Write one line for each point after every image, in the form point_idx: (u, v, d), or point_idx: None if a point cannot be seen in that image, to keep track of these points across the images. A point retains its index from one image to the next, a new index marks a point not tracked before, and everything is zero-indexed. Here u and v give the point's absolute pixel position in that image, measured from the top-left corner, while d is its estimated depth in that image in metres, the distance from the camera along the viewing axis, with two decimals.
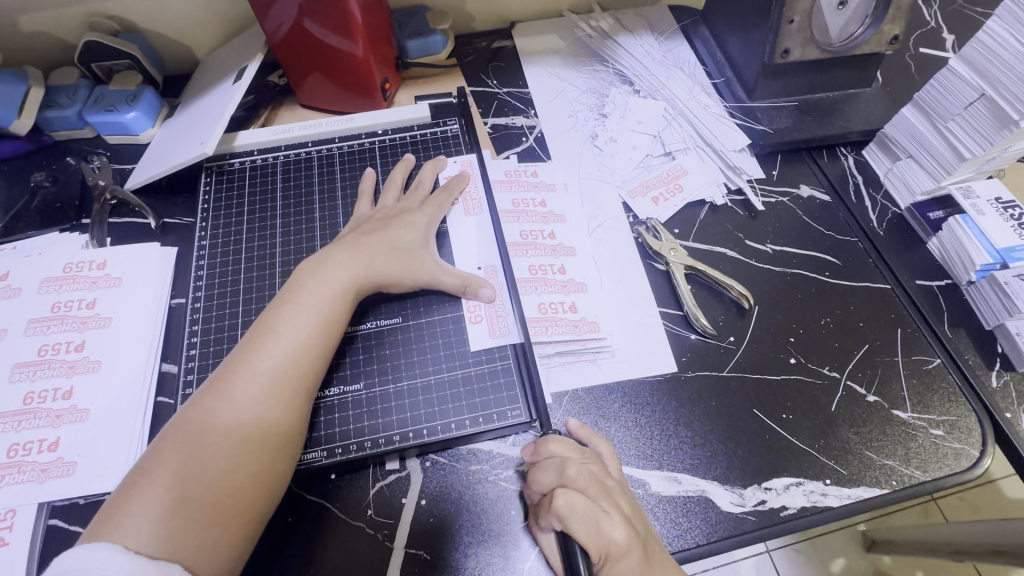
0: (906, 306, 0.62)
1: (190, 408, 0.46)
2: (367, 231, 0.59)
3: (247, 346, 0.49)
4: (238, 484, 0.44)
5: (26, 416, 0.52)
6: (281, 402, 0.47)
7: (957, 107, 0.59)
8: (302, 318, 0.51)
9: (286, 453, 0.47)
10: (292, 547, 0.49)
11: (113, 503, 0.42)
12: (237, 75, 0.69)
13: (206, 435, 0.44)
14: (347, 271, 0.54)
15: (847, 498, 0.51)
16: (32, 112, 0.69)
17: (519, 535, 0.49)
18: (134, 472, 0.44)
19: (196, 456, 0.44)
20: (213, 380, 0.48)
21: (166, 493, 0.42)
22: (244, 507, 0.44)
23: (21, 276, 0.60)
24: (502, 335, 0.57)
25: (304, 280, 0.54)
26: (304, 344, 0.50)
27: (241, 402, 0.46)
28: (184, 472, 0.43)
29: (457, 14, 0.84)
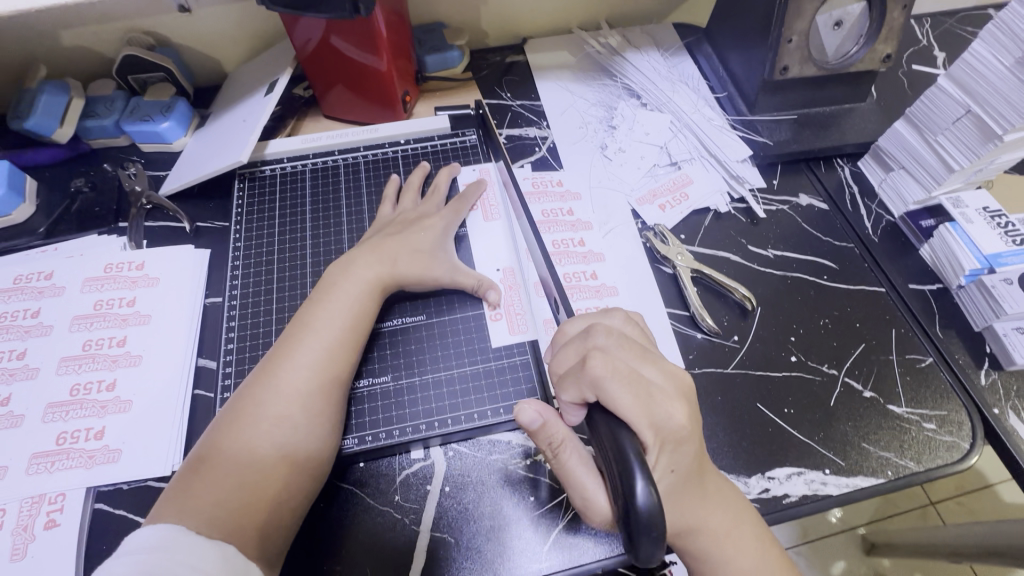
0: (900, 308, 0.65)
1: (238, 400, 0.50)
2: (392, 233, 0.63)
3: (286, 342, 0.53)
4: (284, 468, 0.47)
5: (73, 407, 0.56)
6: (319, 392, 0.51)
7: (945, 122, 0.63)
8: (335, 314, 0.54)
9: (326, 439, 0.50)
10: (327, 530, 0.52)
11: (175, 487, 0.46)
12: (268, 87, 0.73)
13: (254, 424, 0.48)
14: (373, 270, 0.58)
15: (846, 486, 0.55)
16: (72, 122, 0.73)
17: (538, 519, 0.52)
18: (192, 461, 0.47)
19: (245, 444, 0.47)
20: (257, 375, 0.52)
21: (221, 477, 0.46)
22: (290, 489, 0.47)
23: (64, 276, 0.63)
24: (521, 333, 0.61)
25: (336, 280, 0.58)
26: (337, 338, 0.53)
27: (285, 394, 0.50)
28: (237, 458, 0.47)
29: (473, 31, 0.88)
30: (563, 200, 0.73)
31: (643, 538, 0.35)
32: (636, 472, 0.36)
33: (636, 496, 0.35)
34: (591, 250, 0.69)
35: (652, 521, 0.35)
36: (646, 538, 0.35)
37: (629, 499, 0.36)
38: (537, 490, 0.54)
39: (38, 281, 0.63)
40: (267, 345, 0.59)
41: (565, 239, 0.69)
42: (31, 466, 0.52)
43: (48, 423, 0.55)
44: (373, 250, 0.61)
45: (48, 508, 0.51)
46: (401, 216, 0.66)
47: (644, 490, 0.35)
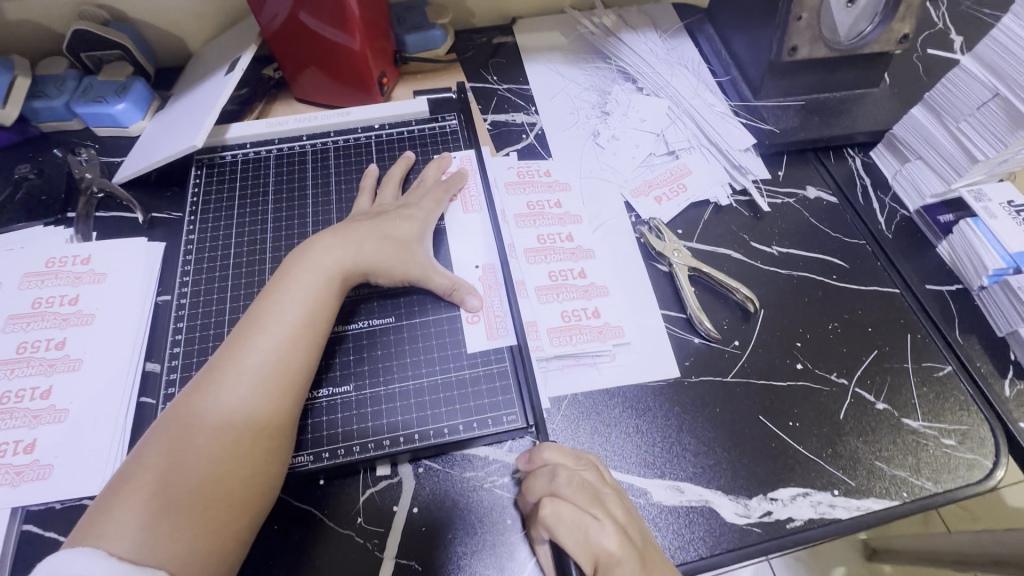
0: (916, 311, 0.60)
1: (175, 407, 0.44)
2: (362, 220, 0.57)
3: (234, 342, 0.47)
4: (229, 483, 0.42)
5: (2, 416, 0.50)
6: (271, 397, 0.45)
7: (969, 107, 0.57)
8: (289, 310, 0.49)
9: (278, 448, 0.45)
10: (279, 552, 0.47)
11: (95, 509, 0.39)
12: (230, 66, 0.67)
13: (194, 435, 0.42)
14: (333, 259, 0.52)
15: (856, 509, 0.49)
16: (17, 102, 0.66)
17: (515, 546, 0.47)
18: (115, 479, 0.41)
19: (182, 457, 0.42)
20: (197, 380, 0.45)
21: (149, 495, 0.40)
22: (236, 508, 0.42)
23: (1, 271, 0.58)
24: (500, 337, 0.56)
25: (295, 271, 0.51)
26: (292, 337, 0.48)
27: (228, 401, 0.44)
28: (171, 473, 0.41)
29: (457, 9, 0.82)
30: (550, 190, 0.67)
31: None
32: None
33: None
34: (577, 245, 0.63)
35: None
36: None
37: None
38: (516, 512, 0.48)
39: None
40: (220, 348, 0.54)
41: (552, 233, 0.63)
42: None
43: None
44: (338, 235, 0.54)
45: None
46: (369, 208, 0.60)
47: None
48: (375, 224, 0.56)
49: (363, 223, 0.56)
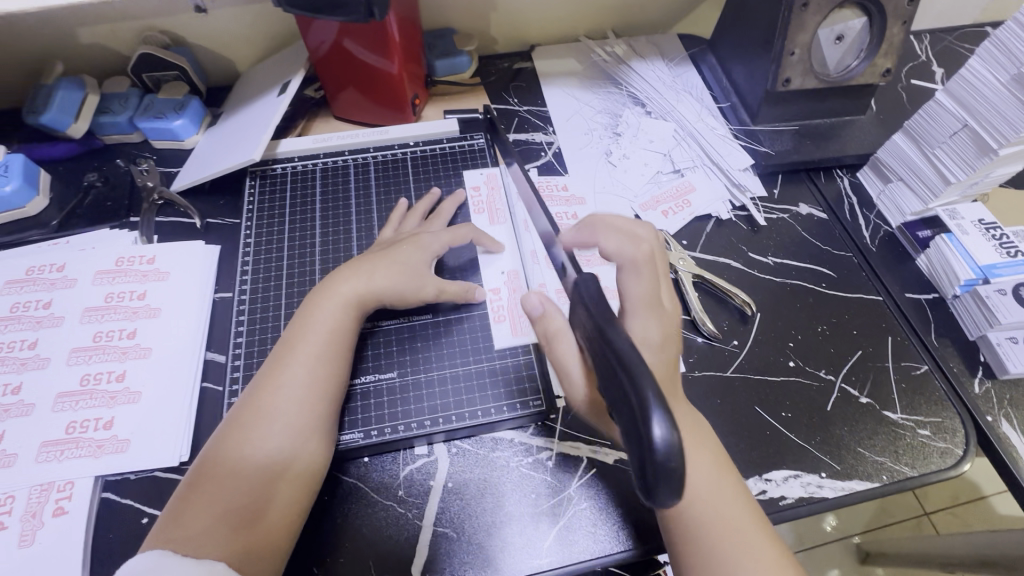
0: (896, 316, 0.67)
1: (225, 424, 0.51)
2: (375, 253, 0.61)
3: (272, 363, 0.54)
4: (272, 488, 0.48)
5: (83, 397, 0.56)
6: (303, 412, 0.51)
7: (942, 136, 0.65)
8: (315, 333, 0.54)
9: (311, 455, 0.50)
10: (323, 544, 0.52)
11: (167, 514, 0.46)
12: (281, 88, 0.75)
13: (240, 448, 0.49)
14: (350, 286, 0.57)
15: (841, 490, 0.56)
16: (87, 118, 0.74)
17: (539, 516, 0.53)
18: (182, 489, 0.48)
19: (235, 468, 0.48)
20: (244, 399, 0.52)
21: (207, 503, 0.46)
22: (281, 508, 0.48)
23: (76, 268, 0.64)
24: (524, 335, 0.62)
25: (320, 296, 0.57)
26: (321, 355, 0.54)
27: (269, 416, 0.50)
28: (225, 482, 0.47)
29: (482, 37, 0.90)
30: (568, 204, 0.74)
31: (662, 485, 0.29)
32: (656, 406, 0.29)
33: (653, 437, 0.29)
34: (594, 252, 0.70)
35: (671, 463, 0.29)
36: (665, 487, 0.29)
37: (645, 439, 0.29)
38: (540, 487, 0.54)
39: (50, 273, 0.64)
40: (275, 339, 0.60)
41: None
42: (41, 454, 0.53)
43: (58, 413, 0.55)
44: (353, 268, 0.59)
45: (57, 496, 0.51)
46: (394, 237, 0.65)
47: (662, 432, 0.29)
48: (388, 257, 0.60)
49: (378, 255, 0.60)
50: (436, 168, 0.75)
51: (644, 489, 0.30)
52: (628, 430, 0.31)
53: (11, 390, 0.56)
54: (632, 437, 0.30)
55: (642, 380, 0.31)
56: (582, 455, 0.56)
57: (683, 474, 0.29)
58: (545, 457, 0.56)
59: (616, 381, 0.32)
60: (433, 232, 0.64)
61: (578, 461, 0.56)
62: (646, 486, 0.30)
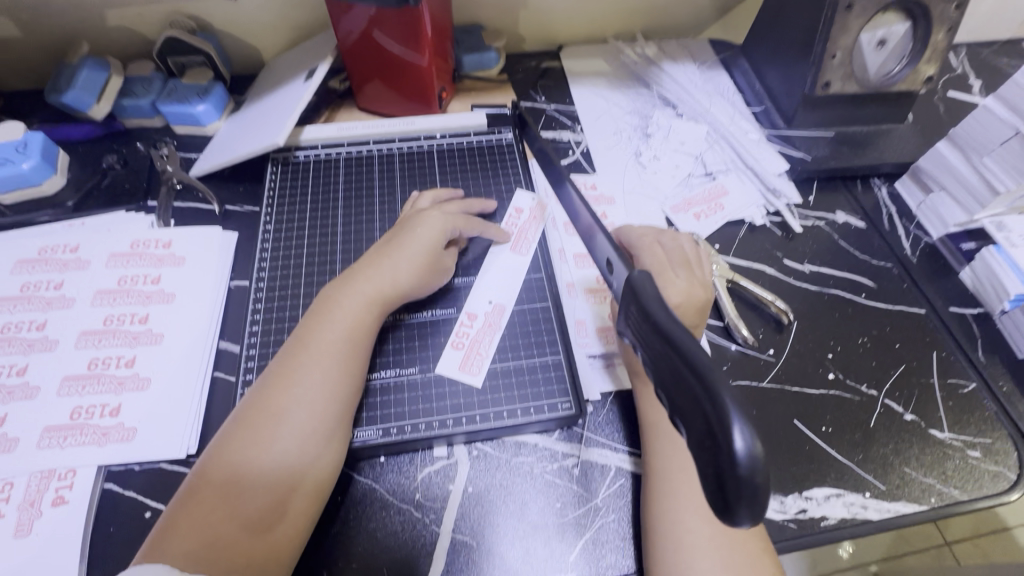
0: (941, 330, 0.63)
1: (233, 423, 0.48)
2: (388, 240, 0.59)
3: (289, 360, 0.51)
4: (284, 495, 0.45)
5: (90, 382, 0.54)
6: (319, 413, 0.48)
7: (992, 143, 0.62)
8: (334, 329, 0.52)
9: (325, 460, 0.47)
10: (329, 552, 0.48)
11: (170, 517, 0.44)
12: (307, 74, 0.73)
13: (253, 449, 0.46)
14: (369, 284, 0.55)
15: (887, 512, 0.52)
16: (109, 100, 0.73)
17: (565, 527, 0.50)
18: (185, 491, 0.45)
19: (242, 471, 0.45)
20: (256, 397, 0.49)
21: (215, 506, 0.44)
22: (291, 517, 0.45)
23: (90, 250, 0.62)
24: (469, 373, 0.56)
25: (339, 293, 0.55)
26: (339, 353, 0.51)
27: (282, 416, 0.47)
28: (232, 485, 0.45)
29: (510, 34, 0.89)
30: (597, 203, 0.72)
31: (745, 504, 0.27)
32: (735, 415, 0.27)
33: (733, 450, 0.26)
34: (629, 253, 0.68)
35: (755, 479, 0.26)
36: (748, 506, 0.27)
37: (726, 448, 0.27)
38: (567, 496, 0.51)
39: (63, 254, 0.62)
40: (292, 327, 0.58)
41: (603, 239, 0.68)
42: (43, 439, 0.51)
43: (63, 397, 0.53)
44: (371, 263, 0.57)
45: (58, 484, 0.49)
46: (402, 216, 0.64)
47: (747, 444, 0.26)
48: (400, 246, 0.58)
49: (394, 243, 0.58)
50: (463, 161, 0.73)
51: (719, 506, 0.28)
52: (700, 440, 0.29)
53: (16, 372, 0.54)
54: (706, 448, 0.28)
55: (717, 388, 0.28)
56: (611, 463, 0.53)
57: (767, 491, 0.27)
58: (572, 464, 0.53)
59: (683, 385, 0.30)
60: (442, 213, 0.61)
61: (606, 469, 0.53)
62: (723, 502, 0.27)
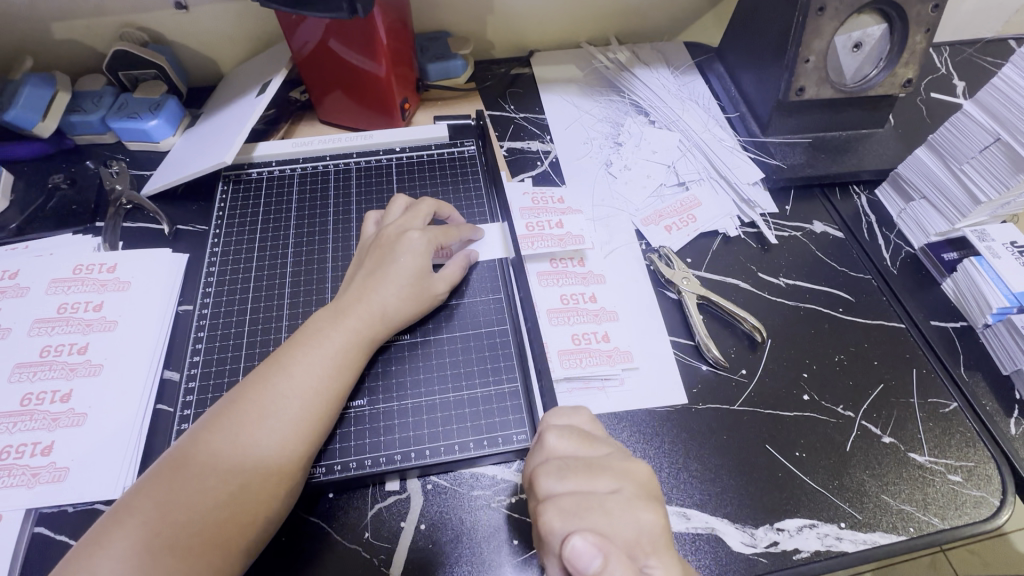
0: (921, 346, 0.61)
1: (186, 442, 0.45)
2: (371, 269, 0.55)
3: (256, 383, 0.48)
4: (227, 531, 0.42)
5: (23, 418, 0.51)
6: (280, 449, 0.45)
7: (971, 150, 0.59)
8: (317, 364, 0.49)
9: (280, 497, 0.44)
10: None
11: (93, 542, 0.40)
12: (261, 88, 0.70)
13: (205, 477, 0.43)
14: (359, 318, 0.52)
15: (863, 544, 0.49)
16: (56, 117, 0.70)
17: (522, 566, 0.47)
18: (119, 510, 0.42)
19: (186, 499, 0.42)
20: (217, 417, 0.46)
21: (150, 535, 0.40)
22: (228, 553, 0.42)
23: (30, 276, 0.60)
24: (421, 404, 0.53)
25: (327, 322, 0.52)
26: (315, 387, 0.48)
27: (244, 447, 0.44)
28: (173, 516, 0.41)
29: (478, 41, 0.86)
30: (585, 283, 0.64)
31: None
32: None
33: None
34: (605, 288, 0.63)
35: None
36: None
37: None
38: (524, 532, 0.49)
39: (1, 281, 0.59)
40: (245, 372, 0.54)
41: (581, 276, 0.64)
42: None
43: None
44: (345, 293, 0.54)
45: None
46: (380, 236, 0.58)
47: None
48: (385, 275, 0.54)
49: (375, 276, 0.54)
50: (424, 175, 0.70)
51: None
52: None
53: None
54: None
55: None
56: None
57: None
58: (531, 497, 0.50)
59: None
60: (423, 232, 0.57)
61: None
62: None
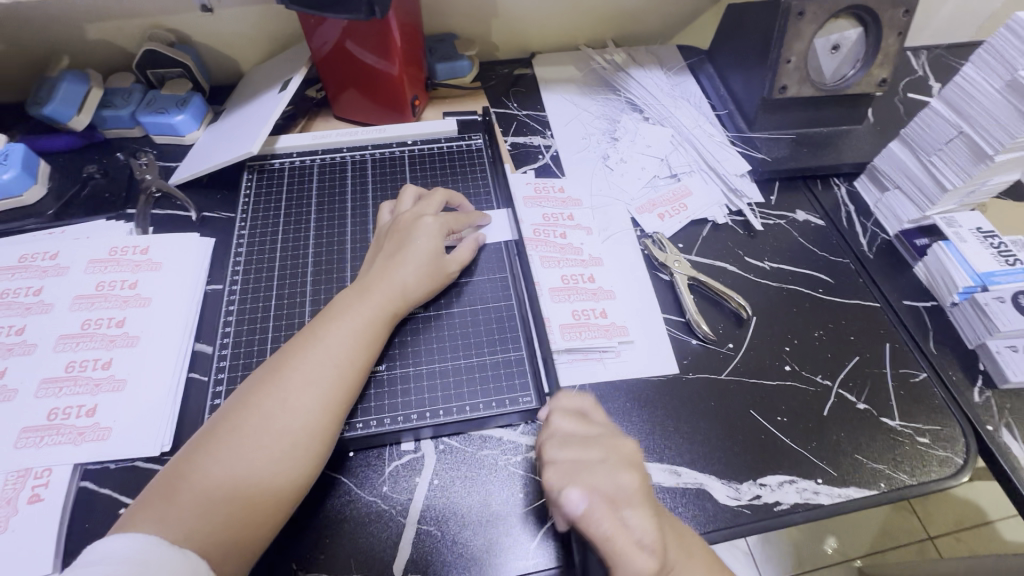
0: (894, 323, 0.66)
1: (234, 406, 0.49)
2: (390, 251, 0.60)
3: (296, 352, 0.52)
4: (272, 485, 0.46)
5: (67, 383, 0.56)
6: (318, 413, 0.49)
7: (938, 143, 0.64)
8: (349, 335, 0.53)
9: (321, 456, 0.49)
10: (299, 552, 0.50)
11: (158, 495, 0.44)
12: (282, 85, 0.75)
13: (255, 436, 0.47)
14: (384, 293, 0.56)
15: (837, 497, 0.54)
16: (89, 111, 0.75)
17: (527, 516, 0.52)
18: (179, 466, 0.46)
19: (239, 458, 0.46)
20: (261, 384, 0.50)
21: (210, 489, 0.44)
22: (272, 506, 0.46)
23: (69, 257, 0.64)
24: (436, 370, 0.58)
25: (356, 296, 0.56)
26: (348, 356, 0.52)
27: (287, 410, 0.48)
28: (228, 472, 0.45)
29: (483, 43, 0.91)
30: (584, 265, 0.69)
31: None
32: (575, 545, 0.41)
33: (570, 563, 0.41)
34: (603, 270, 0.68)
35: None
36: None
37: None
38: (528, 487, 0.53)
39: (42, 261, 0.64)
40: (272, 344, 0.59)
41: (580, 259, 0.69)
42: (21, 439, 0.52)
43: (41, 399, 0.55)
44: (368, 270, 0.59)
45: (34, 483, 0.50)
46: (397, 220, 0.63)
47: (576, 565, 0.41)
48: (401, 255, 0.59)
49: (393, 255, 0.59)
50: (434, 166, 0.75)
51: None
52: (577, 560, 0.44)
53: None
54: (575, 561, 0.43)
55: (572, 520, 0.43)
56: None
57: None
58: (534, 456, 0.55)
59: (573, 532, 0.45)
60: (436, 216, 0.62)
61: None
62: None
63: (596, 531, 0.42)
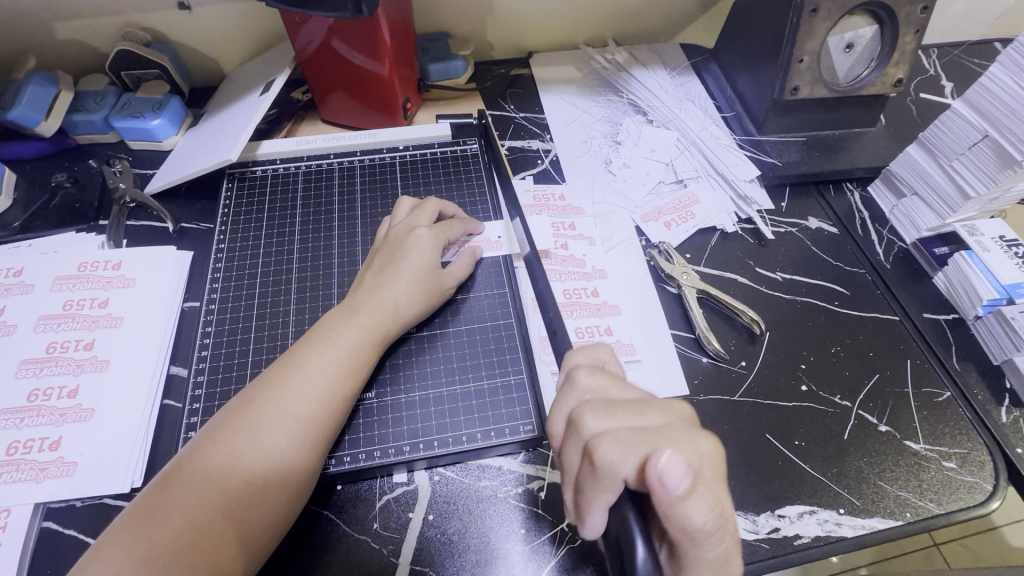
0: (915, 338, 0.62)
1: (201, 441, 0.45)
2: (380, 267, 0.56)
3: (272, 382, 0.47)
4: (238, 531, 0.42)
5: (30, 413, 0.51)
6: (300, 450, 0.45)
7: (961, 147, 0.61)
8: (332, 363, 0.49)
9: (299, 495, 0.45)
10: None
11: (112, 542, 0.40)
12: (264, 88, 0.71)
13: (224, 477, 0.43)
14: (372, 314, 0.52)
15: (861, 528, 0.50)
16: (59, 116, 0.70)
17: (529, 555, 0.48)
18: (141, 509, 0.41)
19: (207, 499, 0.42)
20: (233, 416, 0.46)
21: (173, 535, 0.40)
22: (244, 554, 0.42)
23: (35, 273, 0.60)
24: (429, 397, 0.54)
25: (342, 318, 0.52)
26: (331, 386, 0.48)
27: (263, 446, 0.44)
28: (194, 517, 0.41)
29: (478, 42, 0.87)
30: (587, 278, 0.65)
31: None
32: (637, 531, 0.34)
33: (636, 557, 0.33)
34: (607, 283, 0.65)
35: None
36: None
37: (629, 561, 0.33)
38: (529, 522, 0.49)
39: (5, 278, 0.59)
40: (253, 367, 0.55)
41: (583, 272, 0.65)
42: None
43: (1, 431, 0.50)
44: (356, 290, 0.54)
45: None
46: (389, 233, 0.59)
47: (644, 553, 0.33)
48: (392, 271, 0.55)
49: (384, 271, 0.55)
50: (427, 172, 0.71)
51: None
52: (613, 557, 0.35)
53: None
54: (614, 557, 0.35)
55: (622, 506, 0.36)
56: None
57: None
58: (535, 488, 0.51)
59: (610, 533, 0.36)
60: (430, 228, 0.58)
61: None
62: None
63: (688, 515, 0.33)
